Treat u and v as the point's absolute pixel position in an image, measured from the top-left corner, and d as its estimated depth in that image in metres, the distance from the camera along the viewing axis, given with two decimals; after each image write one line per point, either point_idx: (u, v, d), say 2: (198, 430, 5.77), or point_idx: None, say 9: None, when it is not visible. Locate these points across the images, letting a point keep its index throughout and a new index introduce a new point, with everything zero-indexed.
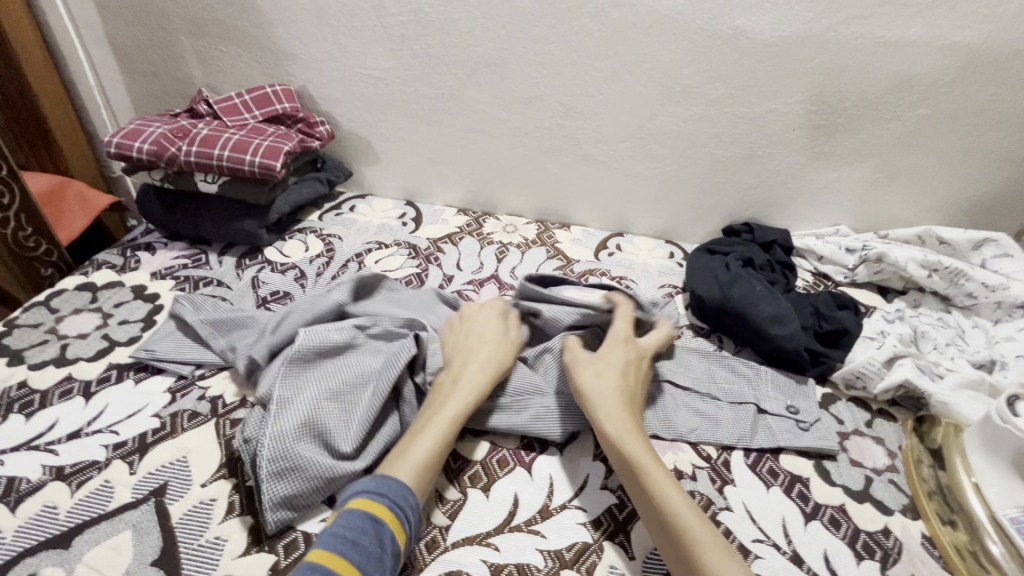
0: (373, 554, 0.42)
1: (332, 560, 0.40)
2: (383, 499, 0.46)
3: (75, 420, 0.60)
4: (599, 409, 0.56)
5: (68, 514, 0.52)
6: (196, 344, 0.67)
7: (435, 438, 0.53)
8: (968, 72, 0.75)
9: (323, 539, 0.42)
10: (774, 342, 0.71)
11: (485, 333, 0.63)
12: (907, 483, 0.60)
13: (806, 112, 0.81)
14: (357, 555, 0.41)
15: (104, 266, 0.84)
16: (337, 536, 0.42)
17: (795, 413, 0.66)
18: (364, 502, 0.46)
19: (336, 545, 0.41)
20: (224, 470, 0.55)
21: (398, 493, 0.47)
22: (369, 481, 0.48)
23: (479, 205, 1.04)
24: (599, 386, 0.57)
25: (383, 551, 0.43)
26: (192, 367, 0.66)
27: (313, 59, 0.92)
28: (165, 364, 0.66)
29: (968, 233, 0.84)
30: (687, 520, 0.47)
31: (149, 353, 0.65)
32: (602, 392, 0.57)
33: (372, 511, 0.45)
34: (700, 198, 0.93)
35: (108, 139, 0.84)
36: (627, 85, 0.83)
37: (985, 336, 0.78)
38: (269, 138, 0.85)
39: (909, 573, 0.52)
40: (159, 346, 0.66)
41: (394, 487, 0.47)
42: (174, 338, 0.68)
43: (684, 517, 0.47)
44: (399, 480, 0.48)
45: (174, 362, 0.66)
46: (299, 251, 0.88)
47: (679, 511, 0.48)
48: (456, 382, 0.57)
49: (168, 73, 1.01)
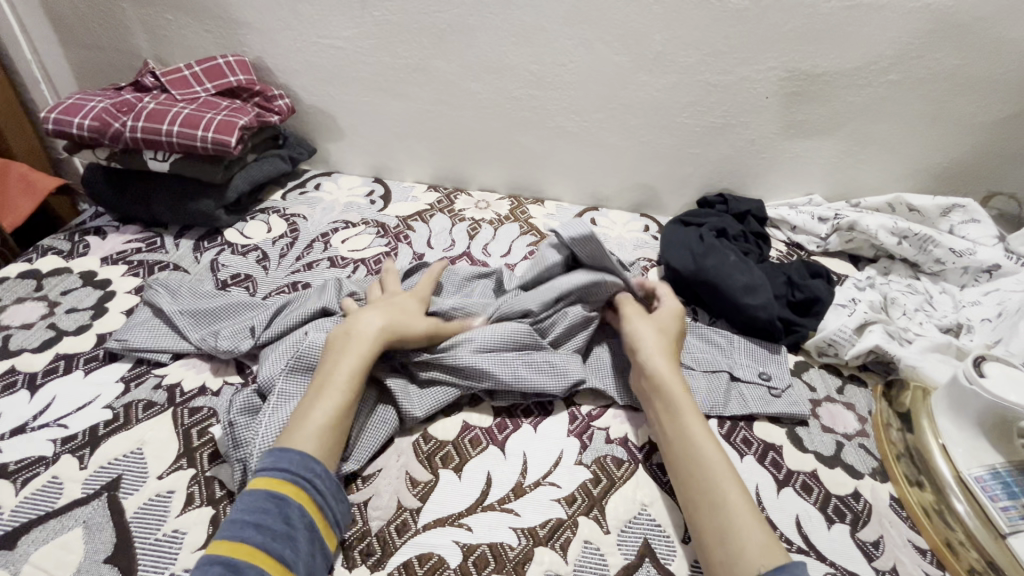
0: (278, 532, 0.42)
1: (232, 548, 0.41)
2: (283, 474, 0.45)
3: (19, 415, 0.57)
4: (652, 359, 0.58)
5: (13, 513, 0.49)
6: (173, 334, 0.64)
7: (336, 395, 0.51)
8: (939, 36, 0.74)
9: (229, 526, 0.43)
10: (747, 312, 0.71)
11: (393, 296, 0.63)
12: (876, 447, 0.61)
13: (778, 79, 0.80)
14: (262, 539, 0.42)
15: (49, 251, 0.79)
16: (238, 524, 0.42)
17: (767, 379, 0.66)
18: (265, 481, 0.45)
19: (237, 534, 0.42)
20: (182, 460, 0.53)
21: (299, 465, 0.46)
22: (268, 457, 0.47)
23: (449, 181, 1.01)
24: (649, 341, 0.60)
25: (289, 528, 0.43)
26: (169, 355, 0.63)
27: (268, 28, 0.86)
28: (142, 353, 0.62)
29: (936, 200, 0.85)
30: (715, 468, 0.49)
31: (122, 343, 0.62)
32: (656, 346, 0.59)
33: (272, 490, 0.44)
34: (675, 169, 0.92)
35: (45, 115, 0.78)
36: (598, 53, 0.80)
37: (952, 301, 0.79)
38: (223, 111, 0.80)
39: (878, 534, 0.53)
40: (134, 335, 0.63)
41: (295, 460, 0.46)
42: (149, 325, 0.64)
43: (711, 464, 0.49)
44: (302, 451, 0.47)
45: (150, 351, 0.62)
46: (262, 232, 0.84)
47: (709, 458, 0.49)
48: (349, 332, 0.56)
49: (112, 44, 0.94)
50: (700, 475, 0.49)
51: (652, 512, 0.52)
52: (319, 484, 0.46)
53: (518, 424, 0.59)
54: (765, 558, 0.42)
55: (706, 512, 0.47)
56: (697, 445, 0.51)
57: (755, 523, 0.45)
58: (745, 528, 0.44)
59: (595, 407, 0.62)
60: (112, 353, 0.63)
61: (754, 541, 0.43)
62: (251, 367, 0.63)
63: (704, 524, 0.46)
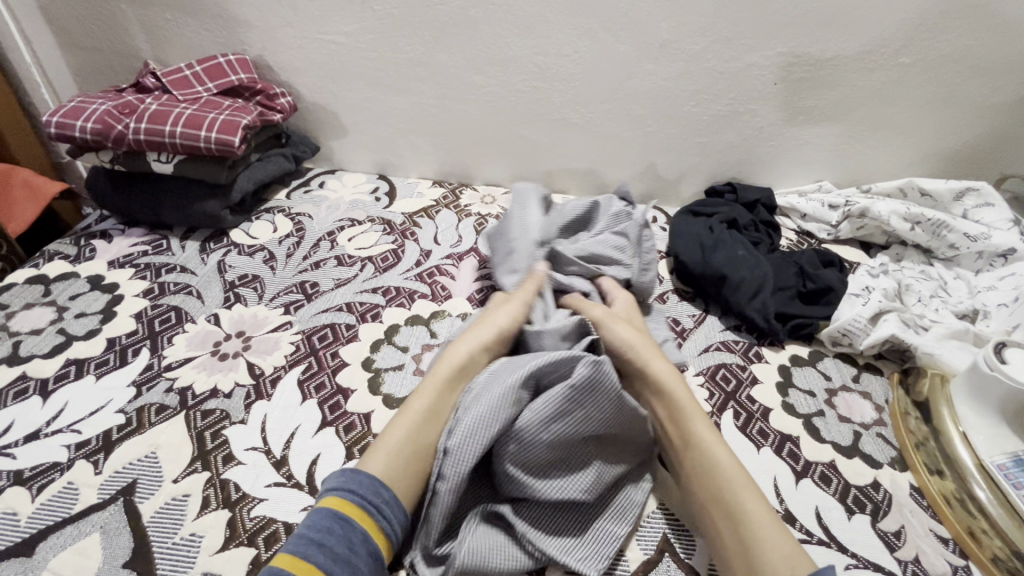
0: (339, 554, 0.41)
1: (295, 563, 0.40)
2: (351, 496, 0.44)
3: (33, 421, 0.57)
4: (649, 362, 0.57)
5: (29, 520, 0.49)
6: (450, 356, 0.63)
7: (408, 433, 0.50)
8: (952, 17, 0.73)
9: (292, 540, 0.42)
10: (747, 313, 0.70)
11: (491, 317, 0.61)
12: (895, 436, 0.60)
13: (786, 65, 0.79)
14: (321, 557, 0.40)
15: (56, 256, 0.79)
16: (304, 539, 0.41)
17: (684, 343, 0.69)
18: (334, 501, 0.44)
19: (301, 549, 0.41)
20: (197, 464, 0.53)
21: (368, 488, 0.44)
22: (339, 476, 0.46)
23: (454, 176, 1.00)
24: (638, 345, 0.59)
25: (351, 552, 0.41)
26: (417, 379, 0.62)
27: (269, 26, 0.86)
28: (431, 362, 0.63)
29: (949, 184, 0.83)
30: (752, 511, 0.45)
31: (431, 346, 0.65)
32: (647, 348, 0.59)
33: (341, 512, 0.43)
34: (682, 159, 0.91)
35: (48, 119, 0.77)
36: (603, 42, 0.79)
37: (967, 287, 0.78)
38: (225, 111, 0.80)
39: (899, 524, 0.52)
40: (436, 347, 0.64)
41: (368, 486, 0.45)
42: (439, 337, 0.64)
43: (742, 490, 0.46)
44: (370, 473, 0.46)
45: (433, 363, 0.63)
46: (267, 232, 0.84)
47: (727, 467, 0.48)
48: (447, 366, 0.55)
49: (111, 45, 0.93)
50: (720, 483, 0.47)
51: (671, 506, 0.52)
52: (388, 511, 0.45)
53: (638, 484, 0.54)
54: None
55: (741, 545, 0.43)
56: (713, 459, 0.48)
57: (778, 527, 0.44)
58: (774, 538, 0.43)
59: None
60: (268, 351, 0.65)
61: (785, 560, 0.41)
62: (262, 368, 0.62)
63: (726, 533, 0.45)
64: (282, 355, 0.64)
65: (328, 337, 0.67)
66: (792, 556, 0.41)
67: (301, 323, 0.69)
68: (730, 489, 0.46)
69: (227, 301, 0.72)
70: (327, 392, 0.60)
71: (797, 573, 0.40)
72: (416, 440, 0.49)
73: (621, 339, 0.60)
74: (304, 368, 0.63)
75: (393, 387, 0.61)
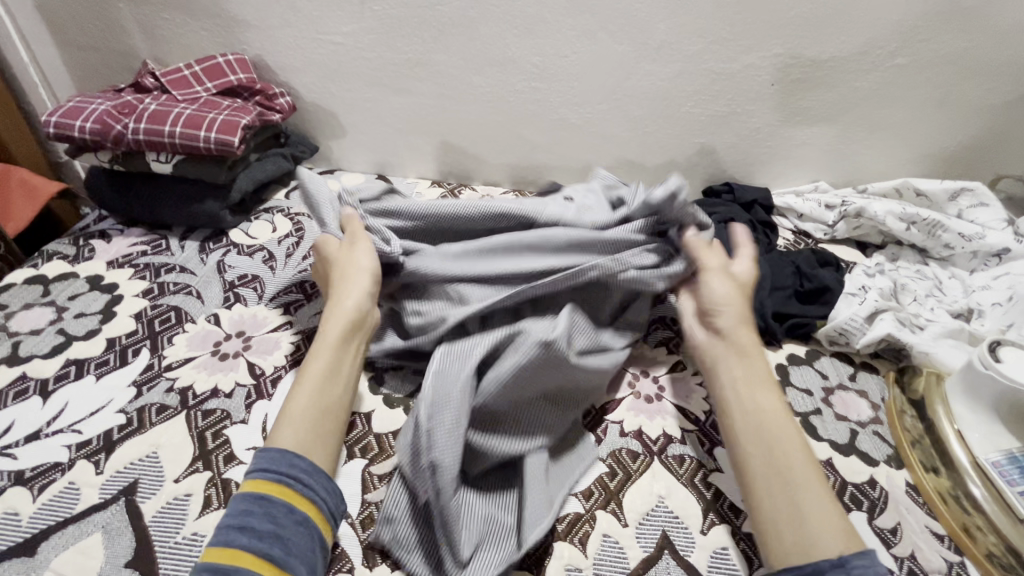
0: (262, 531, 0.41)
1: (218, 553, 0.39)
2: (265, 474, 0.44)
3: (34, 421, 0.57)
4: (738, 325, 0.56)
5: (31, 520, 0.49)
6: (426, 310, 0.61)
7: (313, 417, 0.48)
8: (946, 18, 0.73)
9: (216, 532, 0.41)
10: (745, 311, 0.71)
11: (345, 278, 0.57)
12: (891, 434, 0.61)
13: (783, 66, 0.79)
14: (245, 538, 0.40)
15: (55, 256, 0.78)
16: (223, 527, 0.41)
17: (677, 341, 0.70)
18: (249, 486, 0.44)
19: (223, 538, 0.40)
20: (199, 463, 0.53)
21: (280, 463, 0.44)
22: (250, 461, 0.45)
23: (453, 176, 1.00)
24: (733, 306, 0.58)
25: (276, 525, 0.41)
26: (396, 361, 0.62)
27: (267, 26, 0.86)
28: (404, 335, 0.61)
29: (944, 184, 0.84)
30: (803, 481, 0.44)
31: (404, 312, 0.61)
32: (739, 310, 0.57)
33: (256, 492, 0.43)
34: (679, 159, 0.91)
35: (47, 119, 0.77)
36: (601, 43, 0.79)
37: (962, 286, 0.78)
38: (224, 111, 0.80)
39: (895, 520, 0.53)
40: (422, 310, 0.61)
41: (280, 461, 0.44)
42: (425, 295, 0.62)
43: (801, 461, 0.46)
44: (279, 448, 0.46)
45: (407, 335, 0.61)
46: (267, 232, 0.84)
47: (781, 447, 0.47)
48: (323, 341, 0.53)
49: (109, 45, 0.93)
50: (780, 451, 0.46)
51: (670, 504, 0.52)
52: (304, 479, 0.45)
53: (632, 480, 0.54)
54: (849, 549, 0.40)
55: (789, 511, 0.43)
56: (777, 425, 0.48)
57: (828, 499, 0.43)
58: (824, 509, 0.42)
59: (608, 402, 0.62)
60: (269, 351, 0.65)
61: (836, 531, 0.41)
62: (262, 368, 0.62)
63: (773, 497, 0.44)
64: (282, 355, 0.64)
65: None
66: (843, 530, 0.41)
67: (302, 323, 0.69)
68: (791, 457, 0.46)
69: (226, 301, 0.72)
70: None
71: (848, 547, 0.40)
72: (322, 400, 0.50)
73: (718, 294, 0.58)
74: None
75: (394, 387, 0.61)
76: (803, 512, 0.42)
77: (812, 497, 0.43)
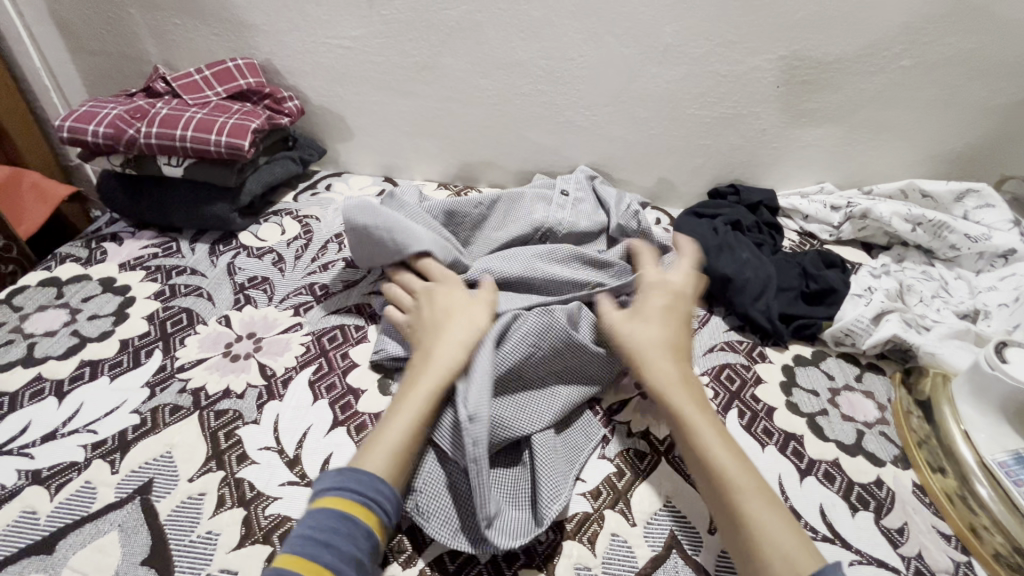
0: (345, 553, 0.41)
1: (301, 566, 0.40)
2: (351, 494, 0.44)
3: (50, 421, 0.58)
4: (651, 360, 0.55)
5: (49, 518, 0.50)
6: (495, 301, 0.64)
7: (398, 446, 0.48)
8: (953, 20, 0.73)
9: (296, 541, 0.42)
10: (751, 312, 0.71)
11: (441, 310, 0.59)
12: (897, 434, 0.61)
13: (788, 68, 0.80)
14: (329, 557, 0.41)
15: (68, 259, 0.79)
16: (307, 540, 0.41)
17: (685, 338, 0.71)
18: (334, 501, 0.44)
19: (308, 551, 0.41)
20: (212, 463, 0.54)
21: (368, 486, 0.45)
22: (334, 475, 0.45)
23: (459, 178, 1.01)
24: (645, 340, 0.56)
25: (358, 550, 0.42)
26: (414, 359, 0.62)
27: (276, 30, 0.86)
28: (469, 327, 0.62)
29: (950, 185, 0.84)
30: (750, 512, 0.44)
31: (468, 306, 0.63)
32: (653, 342, 0.56)
33: (342, 510, 0.43)
34: (685, 160, 0.92)
35: (60, 124, 0.78)
36: (608, 46, 0.80)
37: (968, 287, 0.79)
38: (235, 115, 0.80)
39: (902, 520, 0.53)
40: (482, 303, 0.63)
41: (369, 483, 0.45)
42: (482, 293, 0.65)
43: (743, 493, 0.45)
44: (367, 472, 0.46)
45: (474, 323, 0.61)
46: (276, 234, 0.84)
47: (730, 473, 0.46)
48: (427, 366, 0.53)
49: (120, 50, 0.94)
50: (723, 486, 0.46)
51: (677, 504, 0.53)
52: (387, 506, 0.45)
53: (639, 479, 0.55)
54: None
55: (740, 545, 0.43)
56: (712, 460, 0.48)
57: (779, 524, 0.43)
58: (774, 539, 0.42)
59: (616, 403, 0.62)
60: (279, 352, 0.65)
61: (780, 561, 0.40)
62: (273, 369, 0.63)
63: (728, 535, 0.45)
64: (292, 356, 0.65)
65: (338, 338, 0.67)
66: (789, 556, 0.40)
67: (312, 324, 0.70)
68: (731, 490, 0.45)
69: (237, 302, 0.73)
70: (338, 392, 0.61)
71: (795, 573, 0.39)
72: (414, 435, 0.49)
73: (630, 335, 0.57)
74: (315, 369, 0.64)
75: None
76: (749, 549, 0.42)
77: (760, 528, 0.43)
